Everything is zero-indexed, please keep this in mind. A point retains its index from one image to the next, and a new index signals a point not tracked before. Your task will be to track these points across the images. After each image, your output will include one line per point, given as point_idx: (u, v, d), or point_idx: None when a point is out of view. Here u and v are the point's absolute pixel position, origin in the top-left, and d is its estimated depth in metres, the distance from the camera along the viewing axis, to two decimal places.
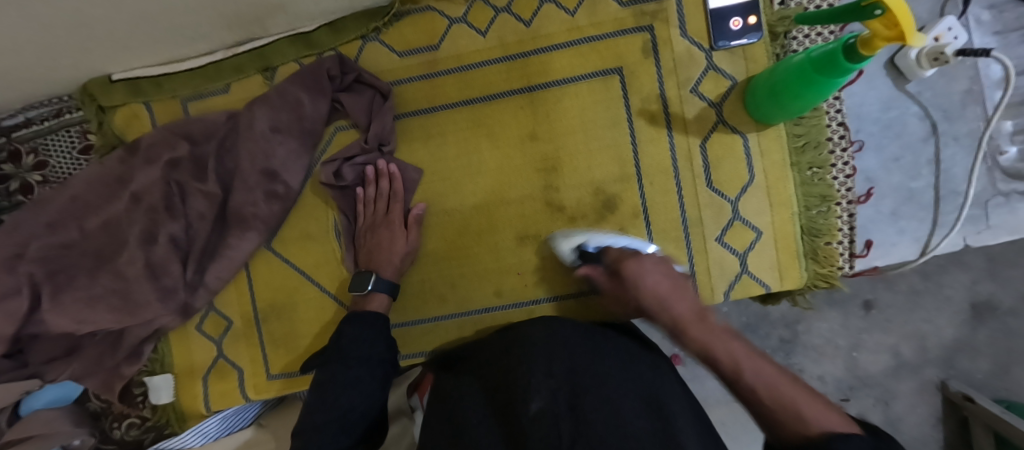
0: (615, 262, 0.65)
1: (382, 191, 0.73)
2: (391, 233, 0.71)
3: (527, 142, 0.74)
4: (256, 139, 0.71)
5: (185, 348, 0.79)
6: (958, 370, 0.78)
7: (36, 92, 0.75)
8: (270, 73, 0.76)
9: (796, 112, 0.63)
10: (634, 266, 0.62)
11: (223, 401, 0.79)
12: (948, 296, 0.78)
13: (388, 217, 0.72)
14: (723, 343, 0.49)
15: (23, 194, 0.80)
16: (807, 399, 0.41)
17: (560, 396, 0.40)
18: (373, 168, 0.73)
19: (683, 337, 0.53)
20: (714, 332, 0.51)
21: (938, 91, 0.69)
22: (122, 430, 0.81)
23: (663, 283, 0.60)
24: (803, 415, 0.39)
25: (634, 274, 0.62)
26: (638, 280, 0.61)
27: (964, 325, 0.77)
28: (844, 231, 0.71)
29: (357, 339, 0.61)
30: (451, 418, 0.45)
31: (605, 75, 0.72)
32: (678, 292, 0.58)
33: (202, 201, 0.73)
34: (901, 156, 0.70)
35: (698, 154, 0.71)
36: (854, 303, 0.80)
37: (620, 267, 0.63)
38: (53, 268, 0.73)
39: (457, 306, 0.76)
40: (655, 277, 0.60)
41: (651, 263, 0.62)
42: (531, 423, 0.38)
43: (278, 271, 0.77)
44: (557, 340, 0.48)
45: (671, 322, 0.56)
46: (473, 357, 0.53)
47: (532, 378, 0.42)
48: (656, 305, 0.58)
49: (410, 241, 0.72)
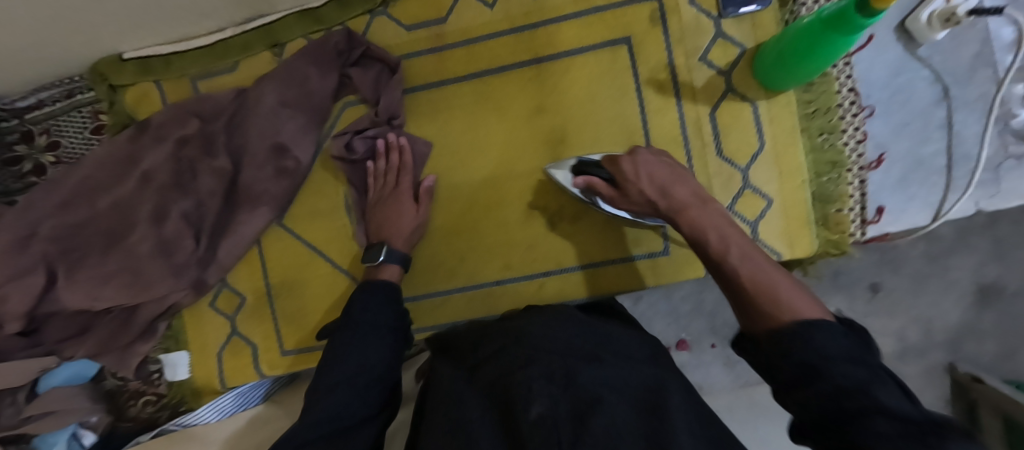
0: (613, 165, 0.63)
1: (392, 165, 0.73)
2: (400, 206, 0.71)
3: (535, 114, 0.73)
4: (266, 115, 0.72)
5: (198, 325, 0.80)
6: (966, 354, 0.81)
7: (48, 71, 0.76)
8: (278, 49, 0.76)
9: (807, 75, 0.62)
10: (627, 162, 0.61)
11: (238, 377, 0.79)
12: (954, 280, 0.80)
13: (397, 190, 0.72)
14: (719, 228, 0.52)
15: (36, 175, 0.80)
16: (786, 283, 0.43)
17: (562, 402, 0.38)
18: (384, 141, 0.73)
19: (682, 216, 0.55)
20: (714, 216, 0.54)
21: (948, 55, 0.69)
22: (138, 407, 0.82)
23: (661, 171, 0.60)
24: (779, 299, 0.41)
25: (631, 170, 0.61)
26: (638, 171, 0.60)
27: (970, 310, 0.80)
28: (855, 198, 0.71)
29: (367, 310, 0.61)
30: (448, 423, 0.43)
31: (613, 45, 0.72)
32: (675, 177, 0.59)
33: (212, 178, 0.73)
34: (911, 121, 0.70)
35: (708, 122, 0.71)
36: (860, 285, 0.82)
37: (618, 166, 0.62)
38: (66, 247, 0.73)
39: (467, 279, 0.76)
40: (652, 167, 0.60)
41: (647, 155, 0.62)
42: (531, 428, 0.36)
43: (290, 247, 0.78)
44: (560, 350, 0.46)
45: (668, 207, 0.57)
46: (472, 361, 0.52)
47: (533, 382, 0.40)
48: (658, 196, 0.58)
49: (420, 215, 0.72)
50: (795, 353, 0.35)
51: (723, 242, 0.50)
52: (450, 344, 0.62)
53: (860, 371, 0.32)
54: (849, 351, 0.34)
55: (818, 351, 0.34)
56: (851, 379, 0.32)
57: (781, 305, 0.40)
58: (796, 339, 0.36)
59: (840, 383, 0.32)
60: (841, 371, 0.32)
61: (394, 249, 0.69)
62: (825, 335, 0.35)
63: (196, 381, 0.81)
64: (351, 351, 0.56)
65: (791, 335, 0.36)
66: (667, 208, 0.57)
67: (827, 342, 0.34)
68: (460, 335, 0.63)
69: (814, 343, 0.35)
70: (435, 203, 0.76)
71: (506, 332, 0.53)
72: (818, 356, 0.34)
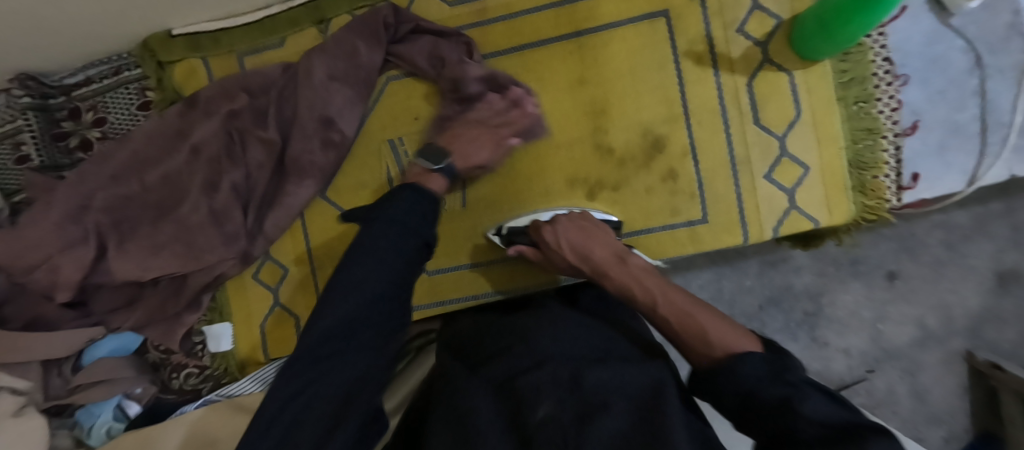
0: (537, 233, 0.68)
1: (504, 114, 0.72)
2: (479, 138, 0.69)
3: (576, 86, 0.75)
4: (315, 87, 0.74)
5: (242, 298, 0.81)
6: (984, 340, 0.85)
7: (99, 46, 0.78)
8: (324, 25, 0.78)
9: (845, 41, 0.64)
10: (549, 233, 0.65)
11: (280, 349, 0.81)
12: (973, 265, 0.84)
13: (492, 128, 0.70)
14: (640, 280, 0.55)
15: (83, 152, 0.82)
16: (707, 318, 0.48)
17: (568, 403, 0.41)
18: (514, 93, 0.72)
19: (605, 279, 0.58)
20: (635, 270, 0.57)
21: (982, 25, 0.70)
22: (180, 380, 0.82)
23: (579, 236, 0.63)
24: (709, 339, 0.45)
25: (552, 239, 0.65)
26: (557, 241, 0.64)
27: (989, 294, 0.84)
28: (891, 165, 0.72)
29: (407, 213, 0.49)
30: (459, 411, 0.44)
31: (651, 18, 0.74)
32: (593, 238, 0.63)
33: (260, 150, 0.76)
34: (946, 88, 0.71)
35: (745, 92, 0.73)
36: (878, 273, 0.86)
37: (540, 235, 0.67)
38: (117, 218, 0.75)
39: (507, 250, 0.78)
40: (571, 235, 0.64)
41: (563, 222, 0.66)
42: (536, 429, 0.39)
43: (333, 220, 0.80)
44: (569, 349, 0.49)
45: (592, 268, 0.61)
46: (480, 354, 0.54)
47: (541, 384, 0.43)
48: (580, 261, 0.62)
49: (487, 157, 0.71)
50: (731, 389, 0.39)
51: (648, 294, 0.54)
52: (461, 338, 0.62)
53: (786, 389, 0.35)
54: (769, 373, 0.37)
55: (745, 383, 0.38)
56: (778, 397, 0.35)
57: (711, 343, 0.44)
58: (727, 375, 0.39)
59: (768, 402, 0.35)
60: (765, 391, 0.36)
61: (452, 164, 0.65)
62: (747, 364, 0.39)
63: (241, 352, 0.82)
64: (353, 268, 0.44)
65: (722, 373, 0.40)
66: (592, 270, 0.61)
67: (750, 369, 0.38)
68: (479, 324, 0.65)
69: (739, 374, 0.38)
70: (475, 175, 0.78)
71: (517, 330, 0.56)
72: (750, 386, 0.37)
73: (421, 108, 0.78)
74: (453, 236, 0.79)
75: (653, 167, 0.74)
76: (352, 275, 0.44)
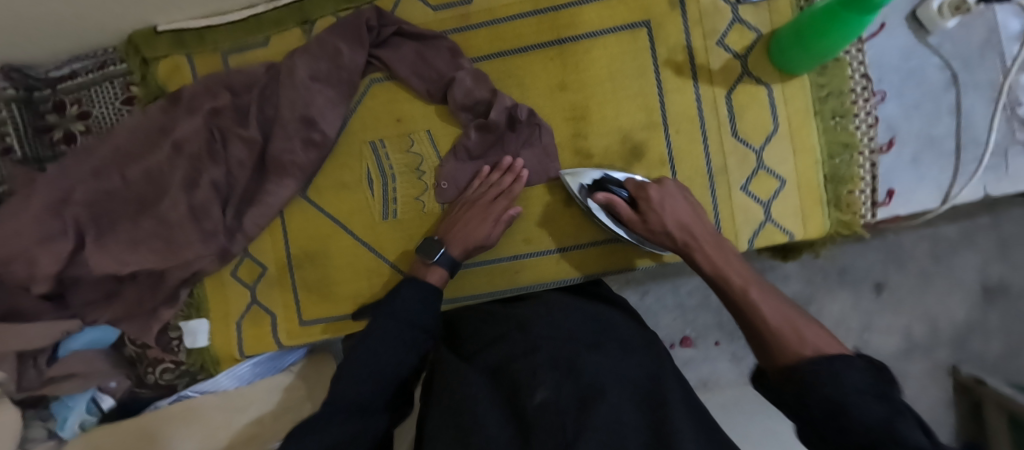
0: (637, 190, 0.66)
1: (498, 184, 0.73)
2: (479, 217, 0.71)
3: (557, 92, 0.76)
4: (296, 88, 0.74)
5: (221, 294, 0.82)
6: (970, 352, 0.86)
7: (82, 40, 0.78)
8: (308, 26, 0.78)
9: (822, 55, 0.65)
10: (654, 191, 0.64)
11: (257, 346, 0.82)
12: (959, 278, 0.85)
13: (488, 204, 0.72)
14: (738, 271, 0.54)
15: (66, 144, 0.83)
16: (807, 324, 0.44)
17: (565, 389, 0.42)
18: (507, 161, 0.73)
19: (698, 253, 0.58)
20: (728, 256, 0.57)
21: (958, 43, 0.71)
22: (156, 375, 0.82)
23: (682, 208, 0.63)
24: (803, 339, 0.42)
25: (656, 198, 0.63)
26: (663, 204, 0.63)
27: (975, 307, 0.85)
28: (866, 180, 0.72)
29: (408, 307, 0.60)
30: (458, 401, 0.46)
31: (633, 28, 0.74)
32: (694, 216, 0.62)
33: (242, 148, 0.77)
34: (922, 103, 0.72)
35: (724, 104, 0.73)
36: (864, 284, 0.87)
37: (644, 192, 0.65)
38: (97, 212, 0.75)
39: (487, 253, 0.78)
40: (675, 203, 0.63)
41: (673, 188, 0.65)
42: (535, 414, 0.40)
43: (314, 219, 0.80)
44: (563, 334, 0.50)
45: (688, 239, 0.60)
46: (474, 341, 0.55)
47: (537, 369, 0.44)
48: (678, 230, 0.61)
49: (493, 235, 0.71)
50: (819, 396, 0.36)
51: (742, 280, 0.52)
52: (455, 327, 0.62)
53: (884, 411, 0.32)
54: (869, 389, 0.34)
55: (841, 392, 0.34)
56: (878, 415, 0.32)
57: (806, 345, 0.41)
58: (820, 380, 0.36)
59: (868, 422, 0.32)
60: (861, 411, 0.33)
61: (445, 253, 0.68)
62: (847, 373, 0.35)
63: (217, 349, 0.82)
64: (373, 349, 0.54)
65: (815, 377, 0.37)
66: (684, 242, 0.61)
67: (849, 379, 0.35)
68: (477, 311, 0.65)
69: (836, 382, 0.35)
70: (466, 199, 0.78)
71: (512, 317, 0.56)
72: (843, 397, 0.34)
73: (403, 110, 0.78)
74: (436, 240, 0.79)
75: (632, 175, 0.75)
76: (372, 348, 0.55)
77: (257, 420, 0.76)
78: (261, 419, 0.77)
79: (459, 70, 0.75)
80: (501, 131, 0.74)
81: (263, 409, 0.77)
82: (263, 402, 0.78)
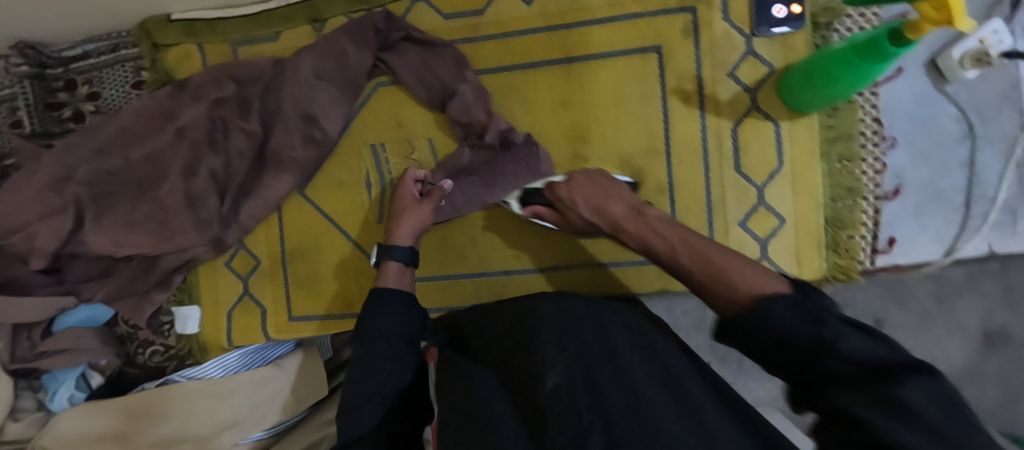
0: (550, 193, 0.67)
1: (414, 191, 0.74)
2: (400, 215, 0.72)
3: (560, 110, 0.75)
4: (301, 85, 0.74)
5: (212, 282, 0.83)
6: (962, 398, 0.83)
7: (97, 22, 0.79)
8: (318, 24, 0.78)
9: (832, 99, 0.64)
10: (562, 190, 0.65)
11: (246, 338, 0.84)
12: (960, 322, 0.80)
13: (401, 202, 0.73)
14: (659, 233, 0.54)
15: (75, 122, 0.83)
16: (738, 265, 0.44)
17: (575, 373, 0.42)
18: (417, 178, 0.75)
19: (622, 233, 0.58)
20: (650, 223, 0.56)
21: (976, 94, 0.69)
22: (145, 356, 0.85)
23: (593, 192, 0.63)
24: (734, 282, 0.42)
25: (566, 196, 0.65)
26: (571, 197, 0.64)
27: (975, 354, 0.80)
28: (868, 226, 0.71)
29: (379, 315, 0.61)
30: (470, 401, 0.44)
31: (643, 52, 0.73)
32: (607, 195, 0.61)
33: (243, 140, 0.77)
34: (933, 154, 0.70)
35: (729, 137, 0.72)
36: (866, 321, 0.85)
37: (555, 193, 0.66)
38: (98, 192, 0.76)
39: (477, 264, 0.78)
40: (585, 191, 0.63)
41: (578, 179, 0.65)
42: (549, 399, 0.39)
43: (308, 216, 0.81)
44: (566, 318, 0.50)
45: (609, 224, 0.60)
46: (482, 342, 0.55)
47: (547, 354, 0.44)
48: (599, 217, 0.61)
49: (422, 220, 0.71)
50: (762, 334, 0.37)
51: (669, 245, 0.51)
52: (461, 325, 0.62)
53: (819, 330, 0.33)
54: (803, 313, 0.35)
55: (778, 327, 0.36)
56: (816, 336, 0.33)
57: (738, 289, 0.41)
58: (756, 315, 0.37)
59: (806, 342, 0.33)
60: (802, 330, 0.34)
61: (395, 247, 0.69)
62: (777, 305, 0.36)
63: (206, 336, 0.84)
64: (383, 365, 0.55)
65: (749, 315, 0.38)
66: (610, 227, 0.60)
67: (781, 308, 0.36)
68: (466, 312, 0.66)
69: (770, 316, 0.36)
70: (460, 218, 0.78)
71: (513, 312, 0.55)
72: (785, 330, 0.35)
73: (406, 115, 0.78)
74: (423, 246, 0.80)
75: None
76: (365, 362, 0.56)
77: (237, 408, 0.77)
78: (240, 408, 0.77)
79: (463, 83, 0.74)
80: (494, 152, 0.74)
81: (244, 398, 0.78)
82: (245, 391, 0.79)
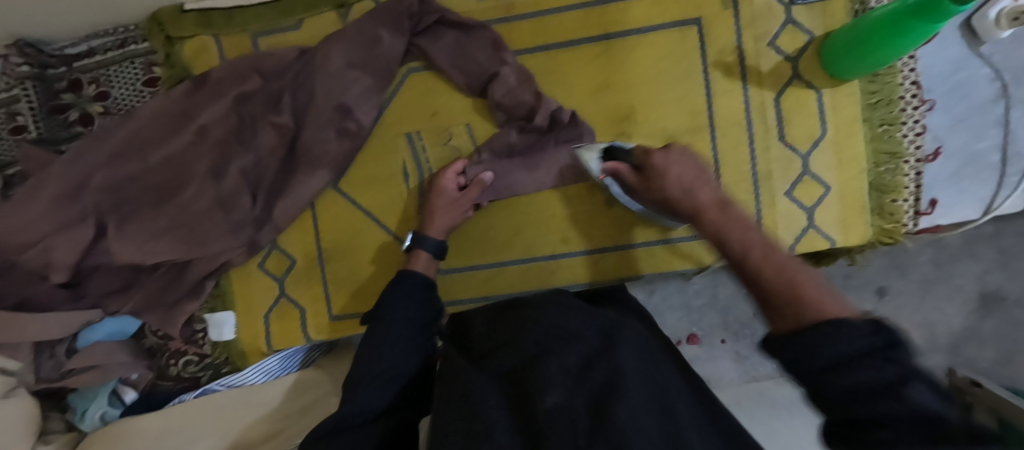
0: (643, 156, 0.60)
1: (454, 181, 0.73)
2: (436, 206, 0.72)
3: (601, 91, 0.74)
4: (333, 75, 0.71)
5: (246, 287, 0.80)
6: (964, 358, 0.82)
7: (105, 16, 0.74)
8: (344, 10, 0.75)
9: (878, 64, 0.64)
10: (658, 157, 0.58)
11: (284, 341, 0.80)
12: (959, 285, 0.81)
13: (438, 194, 0.72)
14: (743, 229, 0.48)
15: (83, 125, 0.78)
16: (812, 282, 0.38)
17: (578, 395, 0.40)
18: (459, 169, 0.73)
19: (697, 221, 0.53)
20: (733, 220, 0.50)
21: (1009, 55, 0.70)
22: (178, 367, 0.80)
23: (689, 172, 0.57)
24: (800, 297, 0.37)
25: (660, 164, 0.58)
26: (665, 167, 0.57)
27: (972, 316, 0.81)
28: (910, 189, 0.72)
29: (396, 303, 0.62)
30: (464, 406, 0.43)
31: (683, 25, 0.72)
32: (703, 178, 0.56)
33: (272, 135, 0.74)
34: (969, 117, 0.72)
35: (773, 107, 0.72)
36: (868, 289, 0.83)
37: (648, 159, 0.59)
38: (118, 199, 0.72)
39: (523, 251, 0.77)
40: (682, 166, 0.57)
41: (679, 152, 0.58)
42: (546, 419, 0.38)
43: (345, 212, 0.78)
44: (577, 341, 0.46)
45: (692, 208, 0.54)
46: (485, 346, 0.53)
47: (552, 371, 0.42)
48: (682, 193, 0.55)
49: (455, 217, 0.72)
50: (815, 357, 0.32)
51: (744, 243, 0.46)
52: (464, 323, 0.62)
53: (890, 371, 0.28)
54: (868, 352, 0.29)
55: (836, 356, 0.31)
56: (880, 381, 0.28)
57: (803, 302, 0.36)
58: (812, 343, 0.32)
59: (866, 383, 0.29)
60: (865, 369, 0.29)
61: (425, 237, 0.70)
62: (842, 334, 0.31)
63: (243, 343, 0.80)
64: (387, 351, 0.57)
65: (811, 335, 0.32)
66: (693, 207, 0.54)
67: (852, 335, 0.30)
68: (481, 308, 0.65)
69: (829, 344, 0.31)
70: (500, 201, 0.76)
71: (515, 321, 0.54)
72: (841, 359, 0.30)
73: (441, 103, 0.76)
74: (465, 234, 0.78)
75: None
76: (382, 343, 0.58)
77: (280, 417, 0.73)
78: (282, 418, 0.73)
79: (503, 65, 0.72)
80: (541, 133, 0.73)
81: (283, 405, 0.75)
82: (285, 399, 0.76)
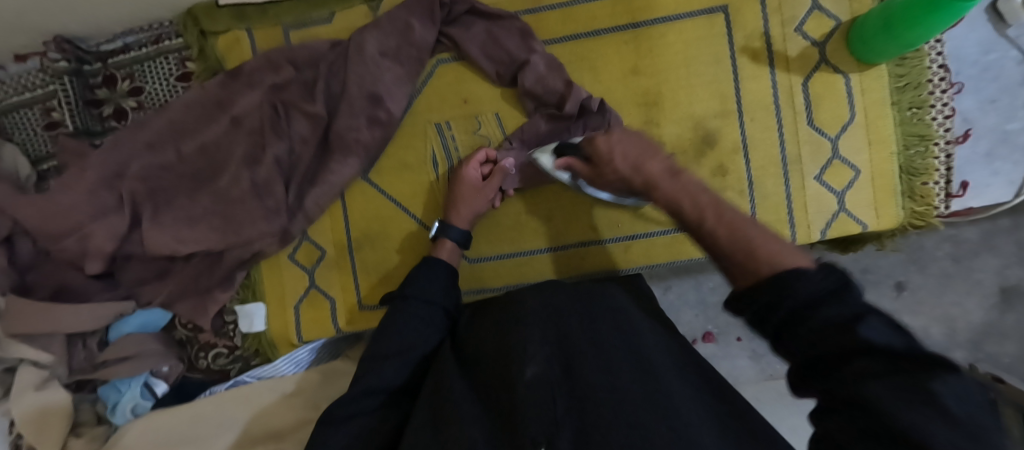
0: (590, 146, 0.57)
1: (478, 169, 0.73)
2: (461, 194, 0.72)
3: (629, 76, 0.75)
4: (366, 64, 0.73)
5: (276, 277, 0.80)
6: (986, 354, 0.79)
7: (143, 12, 0.76)
8: (375, 3, 0.76)
9: (910, 43, 0.63)
10: (602, 143, 0.55)
11: (314, 331, 0.80)
12: (979, 280, 0.78)
13: (461, 182, 0.72)
14: (694, 193, 0.45)
15: (116, 120, 0.80)
16: (765, 238, 0.37)
17: (556, 364, 0.41)
18: (483, 157, 0.73)
19: (653, 193, 0.49)
20: (688, 184, 0.46)
21: None
22: (208, 360, 0.81)
23: (637, 147, 0.52)
24: (756, 253, 0.36)
25: (605, 149, 0.54)
26: (610, 150, 0.53)
27: (992, 310, 0.78)
28: (941, 172, 0.72)
29: (421, 284, 0.61)
30: (444, 397, 0.44)
31: (709, 12, 0.73)
32: (649, 150, 0.51)
33: (305, 124, 0.75)
34: (999, 99, 0.72)
35: (801, 92, 0.73)
36: (886, 283, 0.81)
37: (593, 146, 0.56)
38: (153, 188, 0.72)
39: (552, 238, 0.77)
40: (626, 144, 0.53)
41: (620, 132, 0.55)
42: (525, 388, 0.38)
43: (373, 201, 0.78)
44: (557, 313, 0.47)
45: (643, 182, 0.50)
46: (470, 333, 0.54)
47: (529, 343, 0.42)
48: (633, 171, 0.51)
49: (478, 205, 0.72)
50: (778, 307, 0.32)
51: (698, 209, 0.43)
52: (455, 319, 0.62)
53: (845, 311, 0.29)
54: (829, 293, 0.30)
55: (800, 300, 0.31)
56: (840, 318, 0.29)
57: (759, 259, 0.36)
58: (777, 286, 0.32)
59: (828, 324, 0.29)
60: (825, 312, 0.29)
61: (450, 226, 0.70)
62: (803, 279, 0.31)
63: (273, 333, 0.80)
64: (405, 328, 0.56)
65: (771, 283, 0.33)
66: (643, 185, 0.50)
67: (808, 283, 0.31)
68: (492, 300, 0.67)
69: (795, 291, 0.31)
70: (527, 191, 0.77)
71: (502, 302, 0.54)
72: (804, 303, 0.31)
73: (469, 91, 0.77)
74: (495, 222, 0.78)
75: (705, 163, 0.74)
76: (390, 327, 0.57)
77: (309, 407, 0.73)
78: (310, 407, 0.73)
79: (533, 53, 0.73)
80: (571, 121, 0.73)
81: (316, 393, 0.74)
82: (315, 387, 0.75)
